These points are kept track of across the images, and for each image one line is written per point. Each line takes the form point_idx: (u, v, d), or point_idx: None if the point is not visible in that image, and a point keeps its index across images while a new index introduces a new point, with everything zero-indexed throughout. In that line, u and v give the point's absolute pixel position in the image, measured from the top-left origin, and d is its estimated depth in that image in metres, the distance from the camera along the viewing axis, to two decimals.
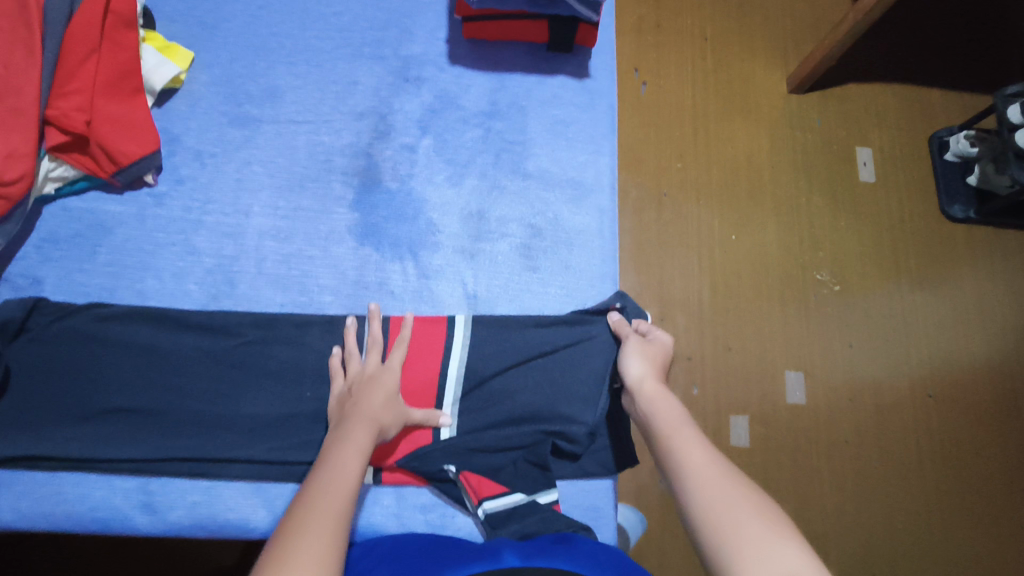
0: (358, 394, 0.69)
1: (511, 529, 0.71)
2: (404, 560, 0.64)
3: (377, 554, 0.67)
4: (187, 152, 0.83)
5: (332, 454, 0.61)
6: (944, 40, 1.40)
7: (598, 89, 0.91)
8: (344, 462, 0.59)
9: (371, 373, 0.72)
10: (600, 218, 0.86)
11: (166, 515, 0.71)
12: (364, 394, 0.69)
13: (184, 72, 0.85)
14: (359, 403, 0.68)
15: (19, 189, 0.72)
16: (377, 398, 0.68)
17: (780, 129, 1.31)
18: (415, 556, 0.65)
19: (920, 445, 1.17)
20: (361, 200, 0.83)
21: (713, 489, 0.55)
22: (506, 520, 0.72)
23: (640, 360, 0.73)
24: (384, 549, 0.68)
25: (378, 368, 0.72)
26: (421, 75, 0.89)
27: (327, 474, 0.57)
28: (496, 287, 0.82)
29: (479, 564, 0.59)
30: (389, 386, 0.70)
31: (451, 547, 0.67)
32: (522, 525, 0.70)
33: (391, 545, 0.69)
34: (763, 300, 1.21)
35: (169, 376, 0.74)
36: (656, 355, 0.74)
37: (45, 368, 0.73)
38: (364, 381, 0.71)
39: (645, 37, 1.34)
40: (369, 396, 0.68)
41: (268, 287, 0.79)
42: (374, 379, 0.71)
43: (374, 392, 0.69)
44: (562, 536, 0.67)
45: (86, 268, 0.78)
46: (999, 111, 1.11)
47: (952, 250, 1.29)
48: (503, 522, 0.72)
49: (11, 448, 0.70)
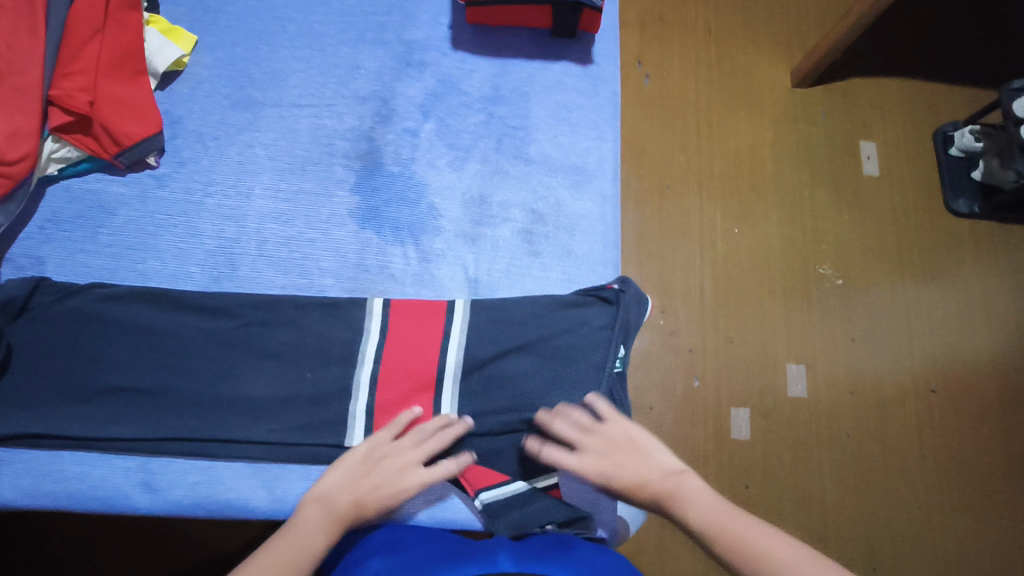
0: (375, 468, 0.69)
1: (511, 522, 0.70)
2: (402, 553, 0.65)
3: (372, 545, 0.68)
4: (189, 134, 0.83)
5: (301, 531, 0.62)
6: (949, 33, 1.39)
7: (600, 75, 0.91)
8: (300, 547, 0.61)
9: (405, 471, 0.69)
10: (601, 204, 0.86)
11: (166, 494, 0.71)
12: (379, 487, 0.67)
13: (187, 55, 0.85)
14: (366, 479, 0.68)
15: (22, 168, 0.72)
16: (387, 502, 0.67)
17: (784, 122, 1.31)
18: (411, 549, 0.66)
19: (922, 440, 1.17)
20: (363, 183, 0.83)
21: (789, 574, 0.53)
22: (506, 509, 0.71)
23: (614, 466, 0.68)
24: (381, 538, 0.69)
25: (410, 462, 0.70)
26: (423, 60, 0.89)
27: (282, 554, 0.60)
28: (496, 271, 0.82)
29: (479, 566, 0.61)
30: (403, 481, 0.68)
31: (448, 542, 0.68)
32: (522, 516, 0.71)
33: (386, 536, 0.70)
34: (765, 293, 1.20)
35: (170, 357, 0.74)
36: (610, 449, 0.69)
37: (46, 348, 0.73)
38: (389, 458, 0.70)
39: (648, 29, 1.33)
40: (378, 481, 0.68)
41: (269, 270, 0.80)
42: (401, 477, 0.68)
43: (389, 492, 0.67)
44: (560, 541, 0.69)
45: (89, 249, 0.78)
46: (1005, 105, 1.10)
47: (956, 245, 1.28)
48: (503, 512, 0.71)
49: (13, 426, 0.70)
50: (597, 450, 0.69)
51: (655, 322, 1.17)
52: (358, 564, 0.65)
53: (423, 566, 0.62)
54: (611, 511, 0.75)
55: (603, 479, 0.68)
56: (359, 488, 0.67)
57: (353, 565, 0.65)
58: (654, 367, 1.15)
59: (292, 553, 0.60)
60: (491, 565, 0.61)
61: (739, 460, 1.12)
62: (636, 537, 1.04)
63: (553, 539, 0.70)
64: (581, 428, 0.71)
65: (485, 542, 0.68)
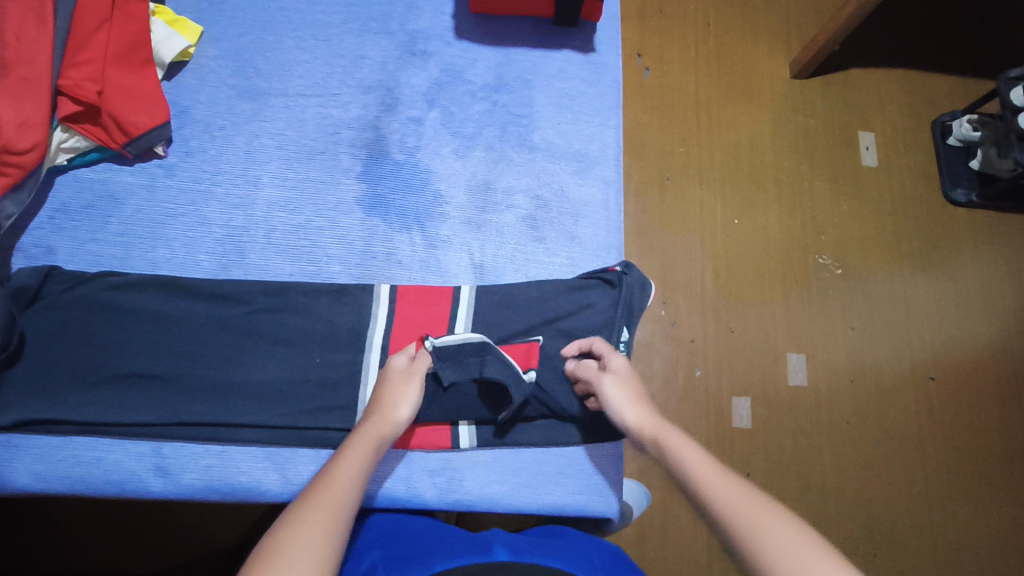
0: (383, 396, 0.68)
1: (455, 366, 0.71)
2: (397, 544, 0.66)
3: (370, 536, 0.69)
4: (196, 124, 0.84)
5: (334, 476, 0.56)
6: (946, 23, 1.40)
7: (602, 63, 0.92)
8: (342, 489, 0.54)
9: (406, 377, 0.69)
10: (604, 189, 0.87)
11: (179, 478, 0.72)
12: (389, 401, 0.67)
13: (193, 46, 0.86)
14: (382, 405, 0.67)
15: (32, 158, 0.72)
16: (404, 412, 0.67)
17: (782, 114, 1.32)
18: (410, 540, 0.67)
19: (921, 427, 1.18)
20: (369, 171, 0.84)
21: (796, 557, 0.45)
22: (456, 354, 0.72)
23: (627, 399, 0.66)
24: (378, 530, 0.70)
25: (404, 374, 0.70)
26: (427, 49, 0.90)
27: (325, 497, 0.53)
28: (501, 257, 0.83)
29: (472, 555, 0.62)
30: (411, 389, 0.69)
31: (443, 532, 0.69)
32: (468, 364, 0.72)
33: (384, 526, 0.71)
34: (765, 283, 1.21)
35: (181, 343, 0.75)
36: (631, 384, 0.68)
37: (59, 334, 0.74)
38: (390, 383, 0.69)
39: (648, 22, 1.34)
40: (391, 398, 0.67)
41: (277, 257, 0.81)
42: (405, 384, 0.69)
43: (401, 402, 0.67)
44: (555, 533, 0.72)
45: (98, 238, 0.79)
46: (1002, 94, 1.11)
47: (955, 234, 1.29)
48: (452, 356, 0.72)
49: (28, 412, 0.71)
50: (620, 383, 0.68)
51: (657, 312, 1.18)
52: (356, 554, 0.65)
53: (416, 556, 0.63)
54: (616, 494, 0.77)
55: (613, 406, 0.67)
56: (373, 413, 0.66)
57: (352, 555, 0.66)
58: (656, 357, 1.15)
59: (334, 494, 0.54)
60: (484, 552, 0.62)
61: (740, 448, 1.13)
62: (641, 523, 1.05)
63: (543, 530, 0.73)
64: (615, 366, 0.70)
65: (480, 534, 0.69)
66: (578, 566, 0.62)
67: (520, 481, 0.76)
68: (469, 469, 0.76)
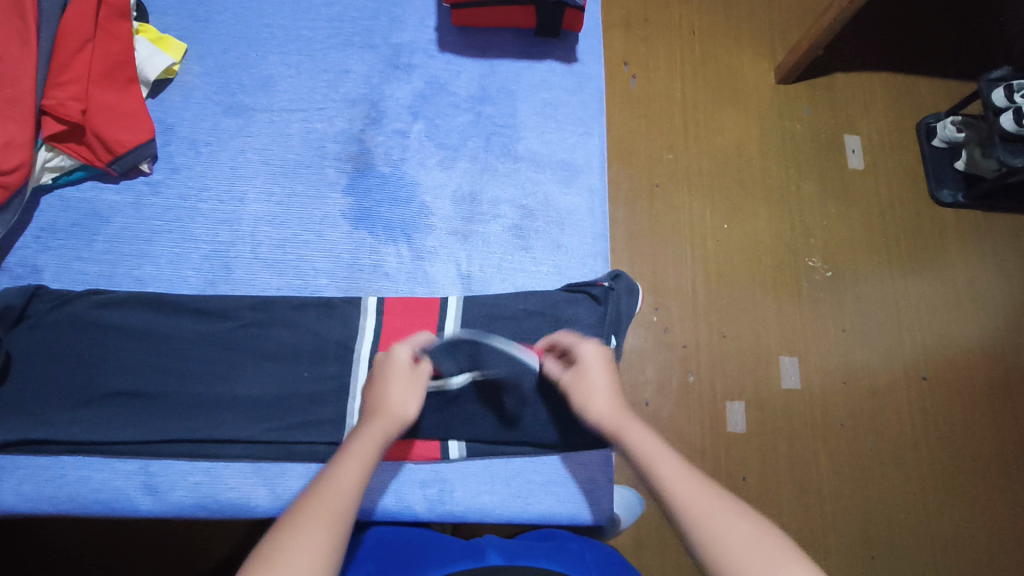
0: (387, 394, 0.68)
1: (452, 359, 0.78)
2: (390, 556, 0.66)
3: (361, 549, 0.68)
4: (182, 141, 0.85)
5: (336, 478, 0.55)
6: (926, 26, 1.42)
7: (584, 73, 0.93)
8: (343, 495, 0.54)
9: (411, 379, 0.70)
10: (590, 197, 0.87)
11: (167, 496, 0.71)
12: (394, 401, 0.67)
13: (178, 63, 0.87)
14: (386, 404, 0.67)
15: (18, 177, 0.73)
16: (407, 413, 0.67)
17: (769, 119, 1.33)
18: (401, 552, 0.66)
19: (915, 426, 1.18)
20: (355, 184, 0.85)
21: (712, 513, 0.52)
22: (452, 348, 0.78)
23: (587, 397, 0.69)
24: (371, 542, 0.69)
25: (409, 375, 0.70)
26: (411, 62, 0.91)
27: (326, 502, 0.52)
28: (488, 268, 0.83)
29: (466, 562, 0.61)
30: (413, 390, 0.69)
31: (437, 542, 0.68)
32: (463, 356, 0.78)
33: (374, 540, 0.70)
34: (757, 287, 1.22)
35: (168, 360, 0.75)
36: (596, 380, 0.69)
37: (46, 353, 0.74)
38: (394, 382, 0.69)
39: (633, 31, 1.35)
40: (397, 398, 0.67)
41: (264, 272, 0.81)
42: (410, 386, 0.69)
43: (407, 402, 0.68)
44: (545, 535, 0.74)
45: (84, 256, 0.79)
46: (984, 95, 1.12)
47: (941, 234, 1.30)
48: (451, 351, 0.78)
49: (13, 433, 0.71)
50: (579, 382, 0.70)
51: (649, 319, 1.18)
52: (347, 567, 0.65)
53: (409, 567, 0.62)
54: (608, 501, 0.76)
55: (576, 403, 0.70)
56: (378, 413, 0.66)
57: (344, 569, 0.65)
58: (649, 363, 1.16)
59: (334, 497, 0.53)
60: (477, 560, 0.61)
61: (734, 453, 1.13)
62: (639, 530, 1.04)
63: (535, 534, 0.74)
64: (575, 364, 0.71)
65: (474, 540, 0.68)
66: (572, 566, 0.63)
67: (511, 491, 0.75)
68: (459, 479, 0.76)
